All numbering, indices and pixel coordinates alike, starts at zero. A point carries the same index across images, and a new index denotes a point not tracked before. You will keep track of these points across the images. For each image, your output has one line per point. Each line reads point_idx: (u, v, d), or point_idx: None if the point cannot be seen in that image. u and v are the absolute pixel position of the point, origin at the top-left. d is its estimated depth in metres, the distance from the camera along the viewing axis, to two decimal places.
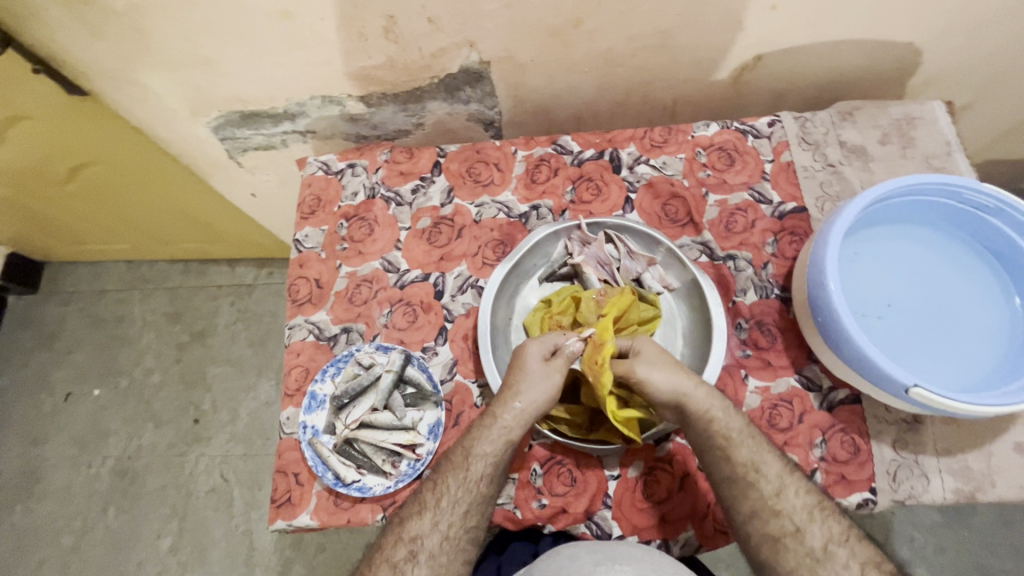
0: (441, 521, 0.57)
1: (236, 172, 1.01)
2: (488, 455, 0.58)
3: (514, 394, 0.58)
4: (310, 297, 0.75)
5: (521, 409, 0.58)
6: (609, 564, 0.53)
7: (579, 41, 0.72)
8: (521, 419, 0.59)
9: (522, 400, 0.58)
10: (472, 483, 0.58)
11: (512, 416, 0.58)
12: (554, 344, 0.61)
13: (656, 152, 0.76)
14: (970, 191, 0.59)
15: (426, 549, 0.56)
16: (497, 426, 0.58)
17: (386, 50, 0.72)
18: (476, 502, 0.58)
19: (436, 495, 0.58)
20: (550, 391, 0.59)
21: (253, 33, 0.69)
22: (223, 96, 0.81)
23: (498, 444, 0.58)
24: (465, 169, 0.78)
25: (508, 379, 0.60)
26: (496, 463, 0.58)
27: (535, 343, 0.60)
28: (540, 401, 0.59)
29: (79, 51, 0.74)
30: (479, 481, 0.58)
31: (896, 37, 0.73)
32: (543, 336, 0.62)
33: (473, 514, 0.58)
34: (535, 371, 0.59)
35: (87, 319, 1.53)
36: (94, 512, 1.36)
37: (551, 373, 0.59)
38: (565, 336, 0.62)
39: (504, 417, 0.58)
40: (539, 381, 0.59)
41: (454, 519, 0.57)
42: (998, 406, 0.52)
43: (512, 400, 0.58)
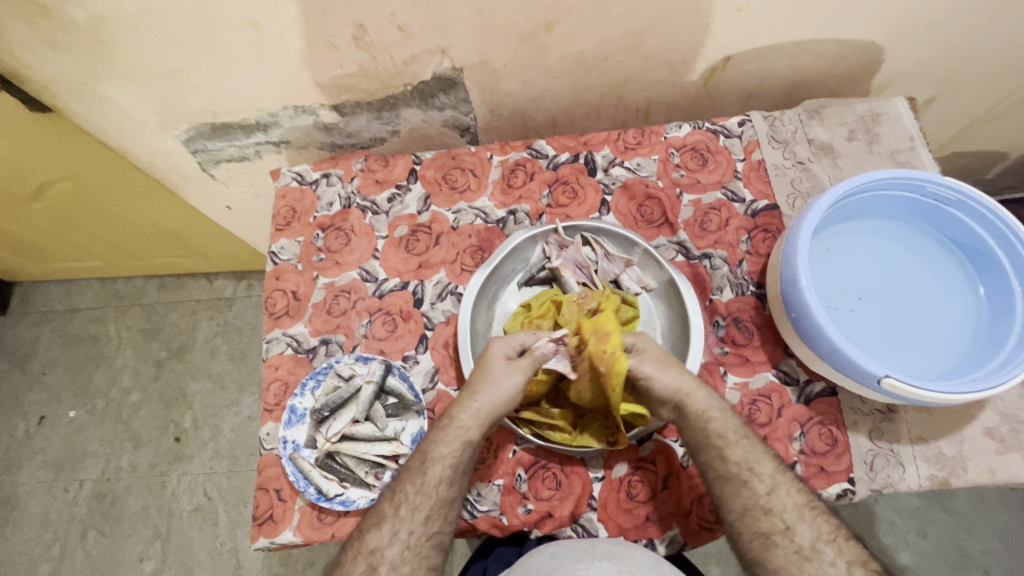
0: (400, 530, 0.56)
1: (210, 185, 0.99)
2: (441, 461, 0.58)
3: (472, 392, 0.60)
4: (288, 309, 0.74)
5: (478, 408, 0.59)
6: (590, 560, 0.53)
7: (551, 46, 0.73)
8: (479, 418, 0.59)
9: (480, 398, 0.59)
10: (430, 487, 0.57)
11: (470, 416, 0.59)
12: (520, 344, 0.62)
13: (630, 154, 0.77)
14: (933, 184, 0.61)
15: (387, 560, 0.55)
16: (454, 427, 0.59)
17: (357, 59, 0.72)
18: (435, 507, 0.57)
19: (394, 504, 0.57)
20: (508, 391, 0.60)
21: (221, 44, 0.68)
22: (193, 109, 0.80)
23: (453, 445, 0.59)
24: (441, 176, 0.78)
25: (471, 378, 0.61)
26: (453, 465, 0.58)
27: (501, 342, 0.62)
28: (499, 401, 0.59)
29: (41, 66, 0.72)
30: (438, 486, 0.58)
31: (859, 36, 0.75)
32: (510, 335, 0.63)
33: (436, 519, 0.57)
34: (497, 371, 0.60)
35: (60, 339, 1.49)
36: (73, 538, 1.32)
37: (512, 372, 0.60)
38: (534, 337, 0.63)
39: (462, 417, 0.59)
40: (499, 380, 0.60)
41: (414, 527, 0.56)
42: (965, 394, 0.53)
43: (470, 400, 0.60)
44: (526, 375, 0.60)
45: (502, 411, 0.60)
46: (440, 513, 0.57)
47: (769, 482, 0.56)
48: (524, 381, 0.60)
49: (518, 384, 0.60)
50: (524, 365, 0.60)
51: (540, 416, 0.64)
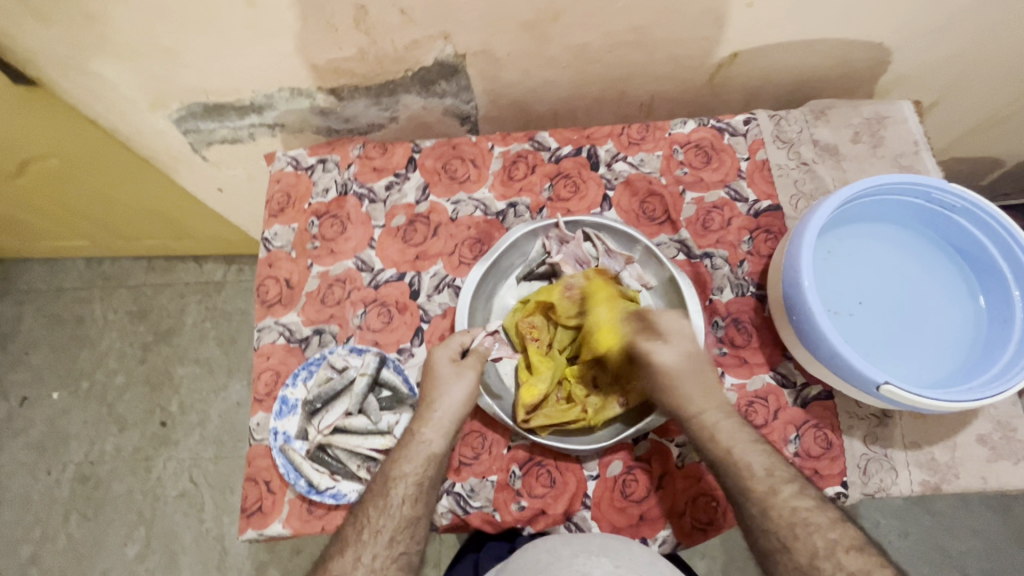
0: (364, 554, 0.54)
1: (200, 166, 0.97)
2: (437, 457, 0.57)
3: (429, 405, 0.59)
4: (280, 298, 0.72)
5: (438, 418, 0.59)
6: (587, 555, 0.53)
7: (556, 36, 0.71)
8: (441, 428, 0.59)
9: (439, 408, 0.59)
10: (393, 508, 0.55)
11: (431, 428, 0.58)
12: (461, 344, 0.61)
13: (633, 150, 0.76)
14: (938, 191, 0.60)
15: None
16: (419, 442, 0.58)
17: (357, 42, 0.70)
18: (399, 529, 0.55)
19: (356, 529, 0.55)
20: (466, 390, 0.59)
21: (215, 22, 0.65)
22: (185, 88, 0.77)
23: (418, 461, 0.57)
24: (441, 165, 0.77)
25: (424, 391, 0.60)
26: (418, 482, 0.57)
27: (441, 348, 0.61)
28: (458, 403, 0.59)
29: (25, 38, 0.69)
30: (402, 505, 0.56)
31: (867, 37, 0.74)
32: (447, 339, 0.62)
33: (401, 540, 0.55)
34: (446, 376, 0.60)
35: (43, 319, 1.45)
36: (55, 521, 1.30)
37: (460, 375, 0.60)
38: (472, 335, 0.62)
39: (425, 432, 0.58)
40: (453, 385, 0.59)
41: (379, 550, 0.54)
42: (963, 402, 0.53)
43: (430, 413, 0.59)
44: (475, 370, 0.60)
45: (465, 412, 0.59)
46: (404, 535, 0.55)
47: (780, 488, 0.54)
48: (477, 379, 0.60)
49: (470, 382, 0.60)
50: (474, 363, 0.60)
51: (558, 420, 0.62)
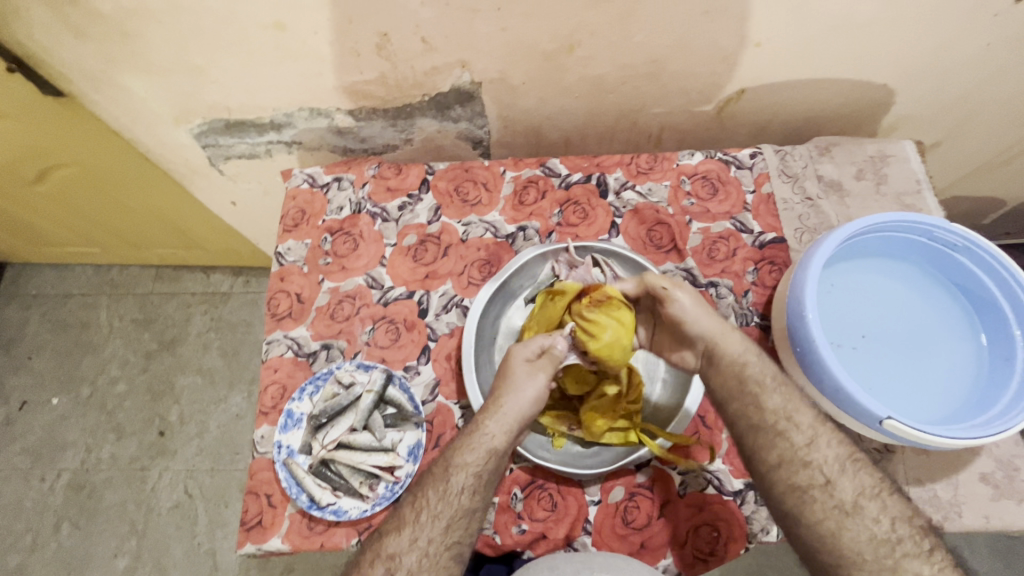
0: (420, 537, 0.54)
1: (216, 180, 0.99)
2: (469, 466, 0.56)
3: (497, 398, 0.59)
4: (291, 311, 0.73)
5: (504, 414, 0.59)
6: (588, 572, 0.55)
7: (571, 67, 0.73)
8: (506, 423, 0.59)
9: (505, 402, 0.59)
10: (451, 496, 0.55)
11: (496, 421, 0.58)
12: (540, 347, 0.63)
13: (642, 179, 0.78)
14: (941, 230, 0.62)
15: (404, 567, 0.53)
16: (482, 434, 0.58)
17: (378, 66, 0.72)
18: (449, 510, 0.55)
19: (415, 509, 0.55)
20: (537, 391, 0.60)
21: (244, 43, 0.68)
22: (209, 104, 0.79)
23: (479, 453, 0.57)
24: (453, 188, 0.78)
25: (495, 387, 0.61)
26: (477, 474, 0.56)
27: (520, 346, 0.63)
28: (528, 400, 0.60)
29: (59, 52, 0.71)
30: (460, 495, 0.56)
31: (871, 79, 0.77)
32: (528, 339, 0.64)
33: (457, 528, 0.55)
34: (519, 376, 0.61)
35: (49, 324, 1.46)
36: (46, 529, 1.29)
37: (533, 375, 0.61)
38: (552, 338, 0.63)
39: (488, 425, 0.58)
40: (523, 382, 0.60)
41: (434, 535, 0.54)
42: (965, 440, 0.53)
43: (499, 403, 0.59)
44: (548, 374, 0.61)
45: (527, 413, 0.59)
46: (460, 524, 0.55)
47: None
48: (547, 381, 0.61)
49: (539, 384, 0.60)
50: (549, 366, 0.62)
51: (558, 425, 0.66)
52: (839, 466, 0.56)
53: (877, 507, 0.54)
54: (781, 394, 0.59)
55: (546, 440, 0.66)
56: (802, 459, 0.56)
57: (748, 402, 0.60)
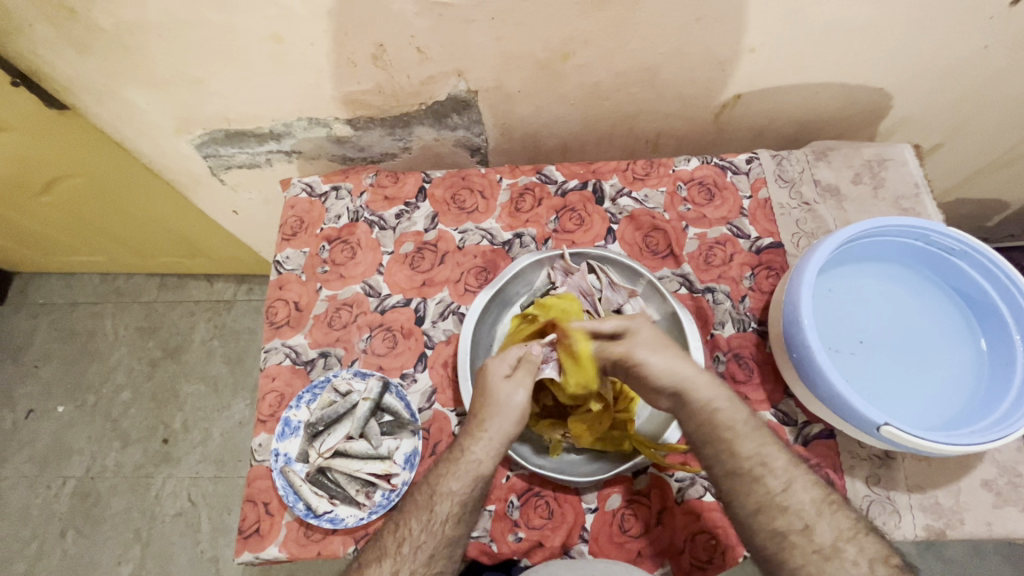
0: (402, 569, 0.54)
1: (218, 189, 1.00)
2: (454, 494, 0.56)
3: (480, 422, 0.58)
4: (289, 320, 0.74)
5: (488, 438, 0.57)
6: None
7: (567, 75, 0.74)
8: (492, 448, 0.57)
9: (489, 426, 0.58)
10: (434, 526, 0.55)
11: (481, 446, 0.57)
12: (516, 358, 0.61)
13: (638, 185, 0.78)
14: (937, 234, 0.61)
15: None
16: (466, 461, 0.57)
17: (375, 76, 0.73)
18: (429, 542, 0.55)
19: (397, 539, 0.55)
20: (518, 413, 0.58)
21: (242, 56, 0.69)
22: (210, 115, 0.80)
23: (465, 480, 0.56)
24: (450, 196, 0.79)
25: (475, 408, 0.59)
26: (462, 504, 0.56)
27: (497, 361, 0.61)
28: (511, 423, 0.58)
29: (62, 66, 0.73)
30: (444, 524, 0.56)
31: (869, 82, 0.76)
32: (503, 352, 0.61)
33: (439, 560, 0.55)
34: (497, 393, 0.59)
35: (56, 332, 1.48)
36: (51, 536, 1.30)
37: (514, 389, 0.59)
38: (526, 347, 0.62)
39: (474, 450, 0.57)
40: (505, 404, 0.58)
41: (416, 568, 0.54)
42: (964, 447, 0.53)
43: (479, 430, 0.58)
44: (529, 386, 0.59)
45: (513, 430, 0.58)
46: (443, 553, 0.55)
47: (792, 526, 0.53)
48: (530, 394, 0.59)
49: (522, 402, 0.59)
50: (527, 377, 0.60)
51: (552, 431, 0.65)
52: (816, 510, 0.54)
53: (859, 548, 0.52)
54: (757, 439, 0.57)
55: (543, 448, 0.66)
56: (792, 491, 0.55)
57: (725, 439, 0.56)
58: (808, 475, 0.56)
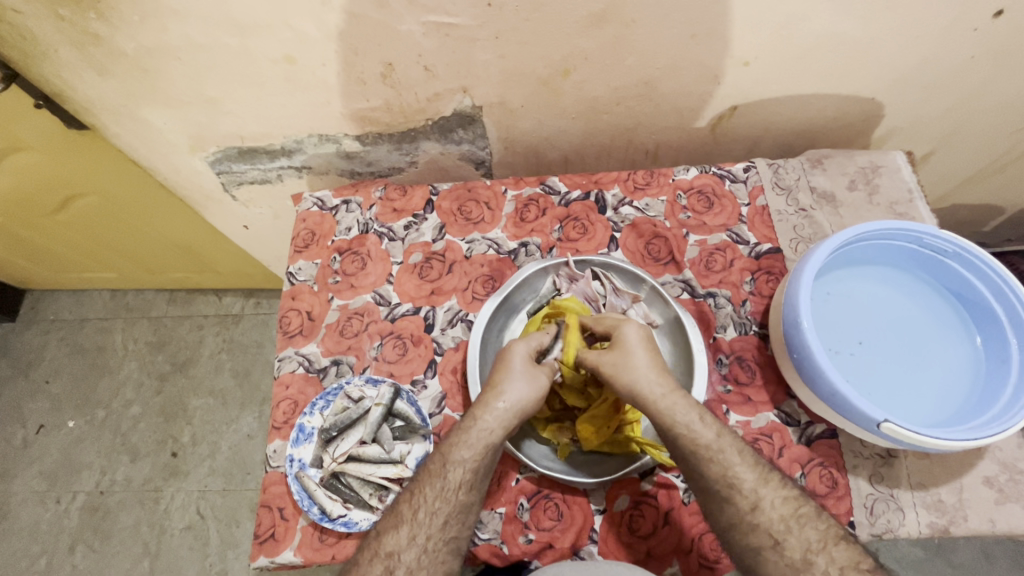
0: (418, 534, 0.55)
1: (230, 205, 1.03)
2: (466, 461, 0.57)
3: (498, 391, 0.60)
4: (301, 329, 0.76)
5: (503, 408, 0.59)
6: None
7: (567, 90, 0.77)
8: (504, 418, 0.59)
9: (507, 396, 0.59)
10: (448, 493, 0.57)
11: (494, 416, 0.59)
12: (537, 345, 0.65)
13: (639, 194, 0.80)
14: (931, 237, 0.63)
15: (404, 564, 0.54)
16: (479, 428, 0.58)
17: (383, 94, 0.76)
18: (453, 513, 0.56)
19: (411, 507, 0.57)
20: (533, 389, 0.60)
21: (257, 76, 0.72)
22: (224, 133, 0.83)
23: (476, 448, 0.58)
24: (457, 207, 0.81)
25: (493, 378, 0.61)
26: (474, 469, 0.57)
27: (521, 343, 0.64)
28: (526, 397, 0.60)
29: (84, 88, 0.76)
30: (457, 491, 0.57)
31: (860, 93, 0.79)
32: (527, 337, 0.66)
33: (453, 525, 0.56)
34: (518, 369, 0.61)
35: (66, 348, 1.50)
36: (60, 551, 1.30)
37: (534, 371, 0.62)
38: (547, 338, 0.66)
39: (486, 419, 0.58)
40: (522, 378, 0.61)
41: (432, 532, 0.56)
42: (964, 442, 0.54)
43: (495, 400, 0.59)
44: (546, 374, 0.63)
45: (524, 407, 0.60)
46: (457, 519, 0.57)
47: (795, 527, 0.54)
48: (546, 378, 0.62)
49: (539, 380, 0.61)
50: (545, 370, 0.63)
51: (557, 435, 0.67)
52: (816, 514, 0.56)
53: None
54: None
55: (551, 451, 0.68)
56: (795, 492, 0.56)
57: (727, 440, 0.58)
58: None
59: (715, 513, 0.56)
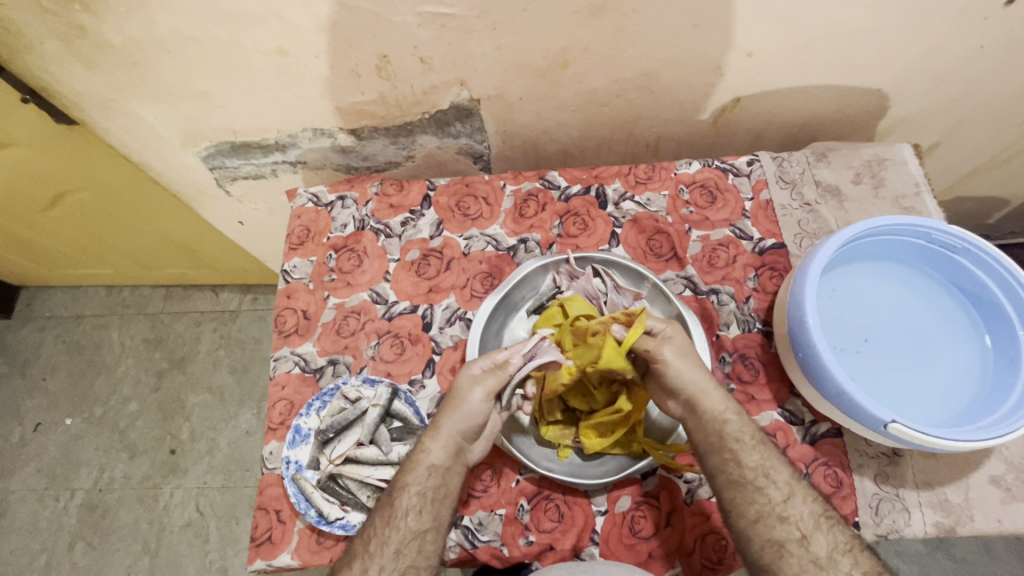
0: (370, 566, 0.55)
1: (224, 201, 1.01)
2: (409, 487, 0.58)
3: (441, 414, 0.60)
4: (297, 328, 0.75)
5: (442, 432, 0.59)
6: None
7: (567, 82, 0.75)
8: (442, 441, 0.59)
9: (444, 419, 0.59)
10: (398, 520, 0.57)
11: (434, 441, 0.59)
12: (494, 362, 0.61)
13: (640, 189, 0.79)
14: (939, 233, 0.62)
15: None
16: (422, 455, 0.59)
17: (378, 87, 0.74)
18: (406, 540, 0.56)
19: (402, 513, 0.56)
20: (469, 415, 0.59)
21: (248, 69, 0.70)
22: (216, 128, 0.82)
23: (418, 472, 0.58)
24: (454, 203, 0.80)
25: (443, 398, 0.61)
26: (420, 493, 0.57)
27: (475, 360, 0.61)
28: (463, 422, 0.59)
29: (72, 82, 0.74)
30: (406, 518, 0.57)
31: (866, 84, 0.77)
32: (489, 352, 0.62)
33: (407, 554, 0.56)
34: (459, 391, 0.60)
35: (63, 345, 1.49)
36: (60, 549, 1.30)
37: (473, 385, 0.60)
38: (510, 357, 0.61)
39: (427, 443, 0.59)
40: (466, 401, 0.59)
41: (385, 562, 0.55)
42: (973, 442, 0.53)
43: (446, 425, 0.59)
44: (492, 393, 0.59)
45: (469, 430, 0.59)
46: (411, 547, 0.56)
47: None
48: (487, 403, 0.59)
49: (479, 405, 0.59)
50: (495, 384, 0.59)
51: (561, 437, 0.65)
52: (818, 523, 0.55)
53: (851, 563, 0.54)
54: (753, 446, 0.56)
55: (553, 452, 0.67)
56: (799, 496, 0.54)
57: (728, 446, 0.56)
58: (807, 486, 0.57)
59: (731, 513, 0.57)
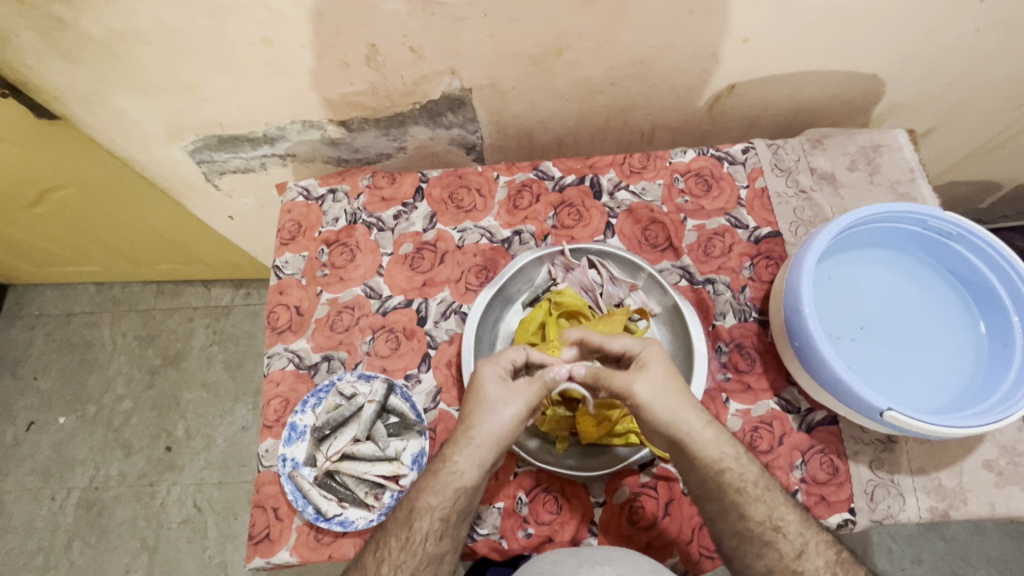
0: None
1: (213, 196, 0.99)
2: (434, 509, 0.57)
3: (469, 427, 0.57)
4: (290, 325, 0.74)
5: (474, 447, 0.57)
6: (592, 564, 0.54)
7: (560, 71, 0.74)
8: (476, 458, 0.57)
9: (477, 432, 0.57)
10: (415, 545, 0.56)
11: (465, 457, 0.57)
12: (511, 362, 0.60)
13: (635, 178, 0.78)
14: (934, 219, 0.62)
15: None
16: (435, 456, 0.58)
17: (368, 77, 0.72)
18: (420, 566, 0.56)
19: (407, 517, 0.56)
20: (505, 426, 0.57)
21: (234, 60, 0.68)
22: (202, 121, 0.80)
23: (444, 495, 0.57)
24: (448, 195, 0.79)
25: (466, 406, 0.59)
26: (443, 518, 0.57)
27: (491, 365, 0.59)
28: (497, 435, 0.57)
29: (52, 76, 0.72)
30: (424, 542, 0.56)
31: (862, 69, 0.76)
32: (498, 355, 0.60)
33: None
34: (490, 401, 0.58)
35: (54, 344, 1.47)
36: (57, 548, 1.29)
37: (509, 398, 0.57)
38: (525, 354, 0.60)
39: (457, 461, 0.57)
40: (499, 409, 0.57)
41: None
42: (968, 428, 0.53)
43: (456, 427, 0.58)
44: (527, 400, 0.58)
45: (503, 441, 0.57)
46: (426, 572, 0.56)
47: None
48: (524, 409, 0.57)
49: (516, 411, 0.57)
50: (531, 391, 0.58)
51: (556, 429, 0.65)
52: None
53: None
54: None
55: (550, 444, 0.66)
56: None
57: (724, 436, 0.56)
58: None
59: (737, 505, 0.57)
